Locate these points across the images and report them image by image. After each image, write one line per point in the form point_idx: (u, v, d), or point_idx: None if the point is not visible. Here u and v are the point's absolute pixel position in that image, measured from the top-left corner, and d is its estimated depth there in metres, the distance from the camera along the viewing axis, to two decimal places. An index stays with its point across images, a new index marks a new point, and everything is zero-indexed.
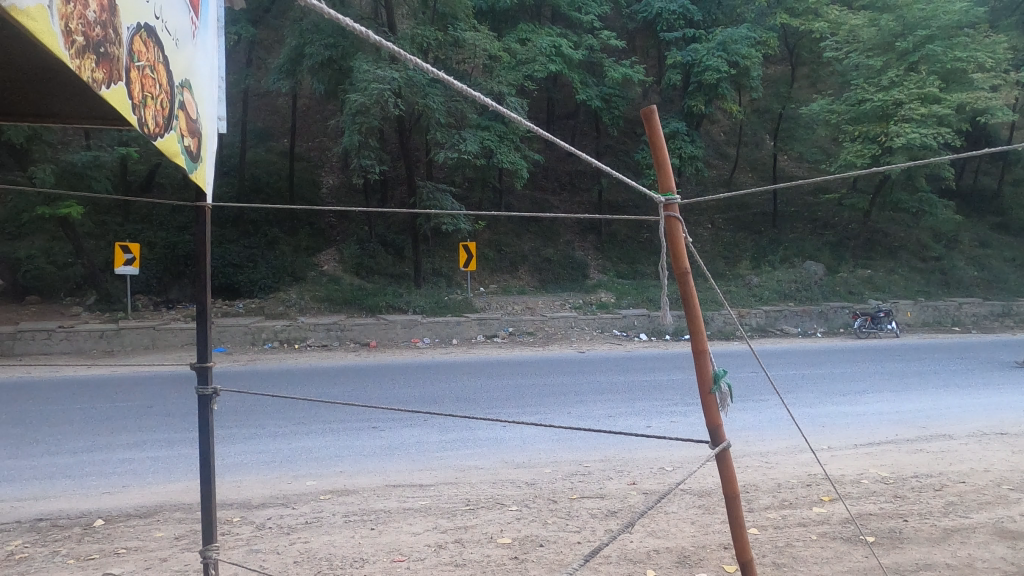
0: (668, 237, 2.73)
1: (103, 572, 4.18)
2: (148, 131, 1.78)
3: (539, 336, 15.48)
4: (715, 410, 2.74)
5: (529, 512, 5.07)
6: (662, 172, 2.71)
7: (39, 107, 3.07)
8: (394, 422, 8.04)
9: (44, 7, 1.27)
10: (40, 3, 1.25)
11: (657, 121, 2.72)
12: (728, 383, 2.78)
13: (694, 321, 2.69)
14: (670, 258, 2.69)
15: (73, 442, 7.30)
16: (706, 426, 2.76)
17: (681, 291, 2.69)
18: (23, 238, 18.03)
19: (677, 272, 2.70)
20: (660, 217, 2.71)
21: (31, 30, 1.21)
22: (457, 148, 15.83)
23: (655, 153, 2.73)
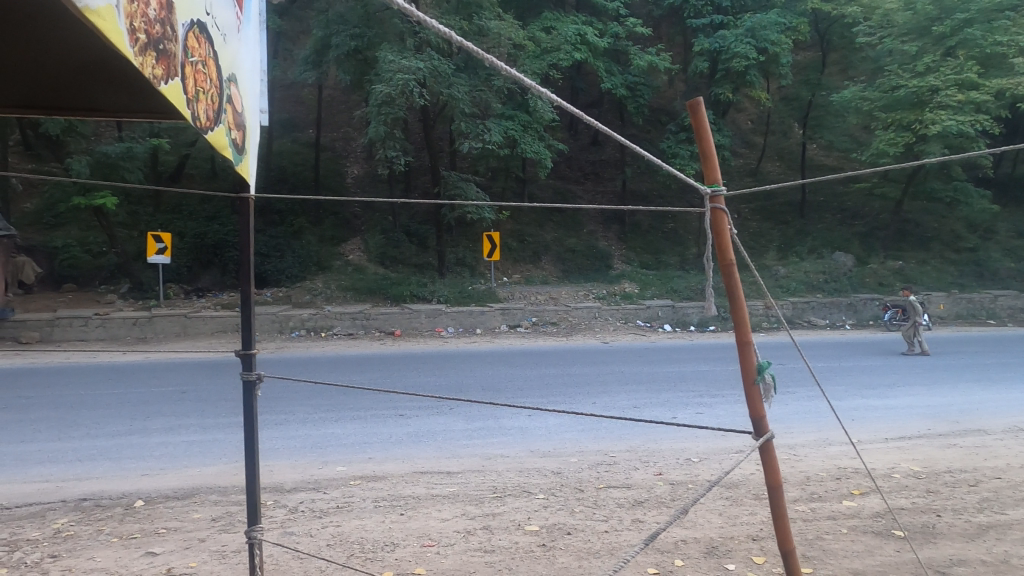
0: (713, 229, 2.72)
1: (146, 550, 4.33)
2: (200, 124, 1.83)
3: (562, 326, 15.47)
4: (759, 401, 2.73)
5: (556, 501, 5.11)
6: (708, 163, 2.70)
7: (89, 101, 3.17)
8: (420, 410, 8.15)
9: (112, 6, 1.31)
10: (108, 2, 1.30)
11: (703, 112, 2.71)
12: (772, 374, 2.76)
13: (738, 313, 2.68)
14: (715, 250, 2.68)
15: (110, 425, 7.52)
16: (750, 417, 2.76)
17: (725, 284, 2.69)
18: (59, 227, 18.55)
19: (722, 264, 2.69)
20: (706, 209, 2.70)
21: (102, 30, 1.26)
22: (481, 138, 15.82)
23: (700, 146, 2.72)
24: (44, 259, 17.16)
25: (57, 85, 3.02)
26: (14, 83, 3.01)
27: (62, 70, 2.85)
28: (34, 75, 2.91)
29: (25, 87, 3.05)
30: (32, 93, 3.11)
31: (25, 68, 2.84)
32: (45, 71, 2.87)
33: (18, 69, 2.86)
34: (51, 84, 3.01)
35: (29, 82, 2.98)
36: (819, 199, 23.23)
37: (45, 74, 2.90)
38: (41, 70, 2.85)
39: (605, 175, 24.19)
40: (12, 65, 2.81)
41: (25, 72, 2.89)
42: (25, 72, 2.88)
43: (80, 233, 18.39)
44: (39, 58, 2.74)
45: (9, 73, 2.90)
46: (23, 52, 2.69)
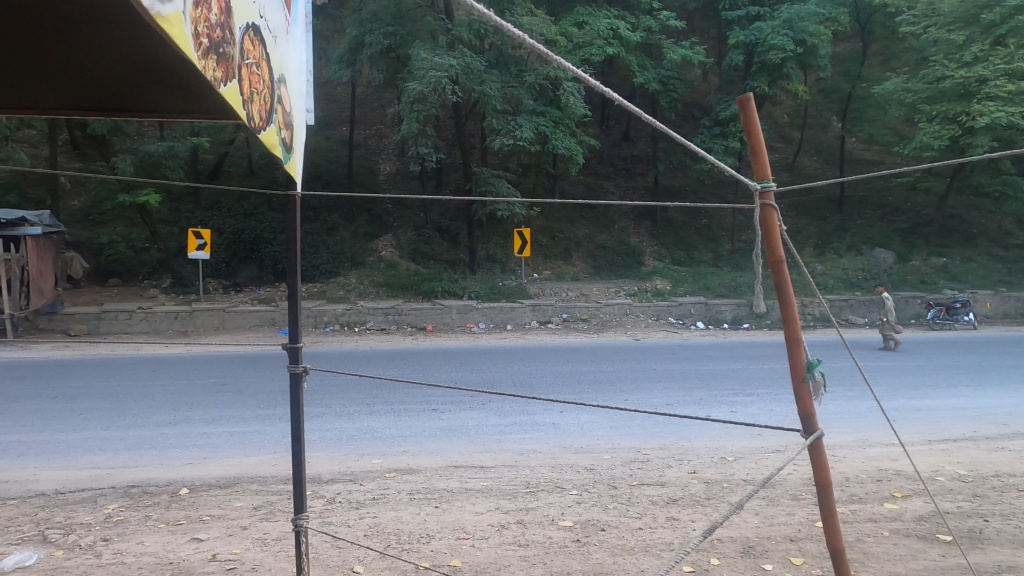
0: (762, 225, 2.68)
1: (192, 536, 4.49)
2: (254, 124, 1.89)
3: (593, 322, 15.42)
4: (808, 399, 2.69)
5: (589, 497, 5.12)
6: (757, 160, 2.66)
7: (146, 102, 3.23)
8: (453, 405, 8.22)
9: (179, 13, 1.37)
10: (176, 9, 1.35)
11: (753, 108, 2.66)
12: (821, 372, 2.72)
13: (787, 311, 2.64)
14: (764, 247, 2.65)
15: (155, 415, 7.80)
16: (798, 415, 2.72)
17: (774, 281, 2.66)
18: (105, 224, 19.22)
19: (770, 260, 2.65)
20: (754, 206, 2.65)
21: (171, 35, 1.31)
22: (513, 135, 15.83)
23: (749, 142, 2.69)
24: (91, 255, 17.81)
25: (117, 88, 3.09)
26: (76, 86, 3.08)
27: (121, 73, 2.90)
28: (94, 78, 2.98)
29: (87, 90, 3.12)
30: (94, 95, 3.19)
31: (86, 71, 2.90)
32: (104, 74, 2.93)
33: (80, 72, 2.92)
34: (110, 87, 3.08)
35: (89, 85, 3.05)
36: (858, 195, 22.64)
37: (105, 76, 2.96)
38: (102, 73, 2.91)
39: (637, 171, 23.99)
40: (76, 67, 2.87)
41: (86, 75, 2.95)
42: (86, 74, 2.94)
43: (124, 230, 19.02)
44: (100, 61, 2.80)
45: (71, 76, 2.97)
46: (86, 55, 2.75)
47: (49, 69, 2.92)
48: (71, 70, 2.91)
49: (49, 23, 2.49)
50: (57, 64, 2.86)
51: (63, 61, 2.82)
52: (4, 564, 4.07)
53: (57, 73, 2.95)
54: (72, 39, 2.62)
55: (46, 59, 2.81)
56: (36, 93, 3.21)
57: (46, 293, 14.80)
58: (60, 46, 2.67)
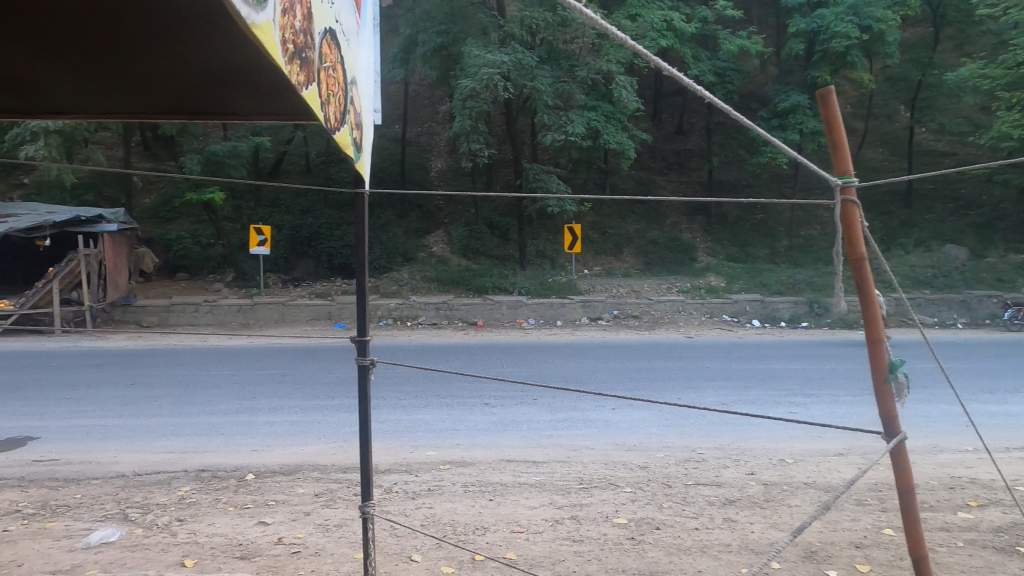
0: (842, 222, 2.60)
1: (258, 520, 4.69)
2: (330, 125, 1.98)
3: (644, 319, 15.23)
4: (890, 400, 2.60)
5: (643, 495, 5.08)
6: (838, 155, 2.59)
7: (227, 106, 3.38)
8: (505, 400, 8.26)
9: (269, 21, 1.46)
10: (267, 18, 1.44)
11: (834, 100, 2.57)
12: (904, 373, 2.63)
13: (869, 310, 2.57)
14: (845, 244, 2.57)
15: (222, 404, 8.17)
16: (880, 417, 2.63)
17: (855, 279, 2.58)
18: (173, 221, 20.21)
19: (851, 257, 2.58)
20: (835, 201, 2.57)
21: (264, 43, 1.40)
22: (564, 130, 15.72)
23: (829, 137, 2.61)
24: (161, 250, 18.77)
25: (202, 93, 3.25)
26: (163, 90, 3.24)
27: (207, 76, 3.04)
28: (182, 82, 3.12)
29: (173, 94, 3.28)
30: (178, 99, 3.35)
31: (174, 74, 3.04)
32: (192, 78, 3.07)
33: (167, 76, 3.07)
34: (196, 91, 3.23)
35: (176, 90, 3.21)
36: (927, 188, 21.54)
37: (193, 80, 3.11)
38: (189, 77, 3.06)
39: (690, 165, 23.53)
40: (164, 72, 3.02)
41: (175, 80, 3.11)
42: (175, 78, 3.09)
43: (191, 226, 19.95)
44: (189, 67, 2.94)
45: (161, 80, 3.12)
46: (177, 60, 2.89)
47: (142, 76, 3.08)
48: (163, 75, 3.07)
49: (148, 31, 2.64)
50: (150, 71, 3.02)
51: (155, 67, 2.97)
52: (91, 539, 4.35)
53: (149, 79, 3.11)
54: (165, 46, 2.76)
55: (139, 66, 2.97)
56: (125, 100, 3.39)
57: (121, 286, 15.68)
58: (154, 52, 2.81)
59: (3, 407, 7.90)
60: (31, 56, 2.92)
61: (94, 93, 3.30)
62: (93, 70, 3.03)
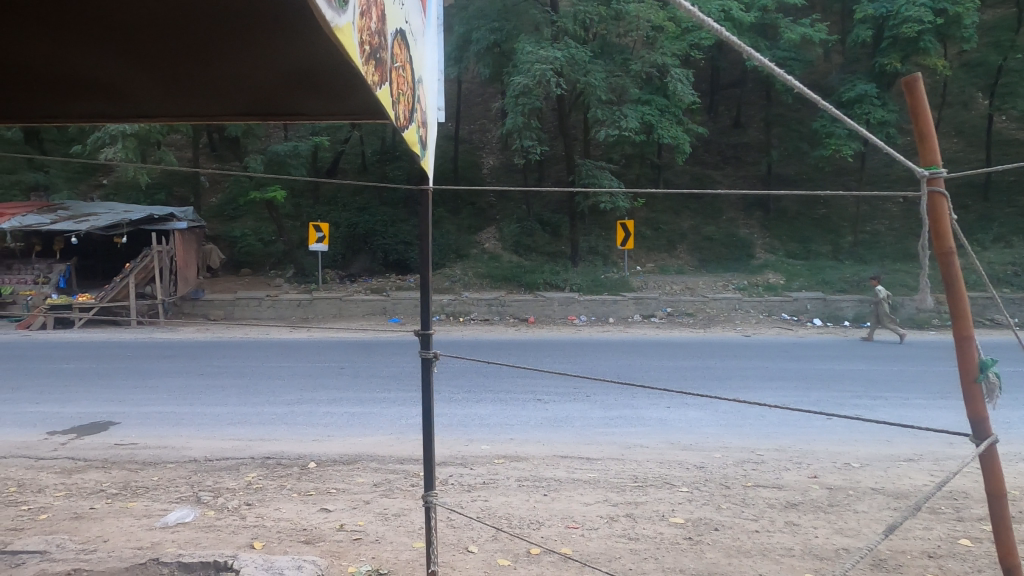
0: (929, 214, 2.48)
1: (321, 507, 4.86)
2: (399, 124, 2.05)
3: (699, 317, 14.91)
4: (980, 402, 2.46)
5: (701, 495, 5.00)
6: (925, 145, 2.47)
7: (297, 106, 3.50)
8: (557, 396, 8.26)
9: (349, 25, 1.53)
10: (348, 22, 1.52)
11: (922, 88, 2.44)
12: (995, 373, 2.49)
13: (958, 307, 2.45)
14: (931, 237, 2.45)
15: (284, 394, 8.49)
16: (968, 419, 2.50)
17: (942, 275, 2.46)
18: (238, 219, 21.10)
19: (939, 251, 2.45)
20: (922, 193, 2.44)
21: (345, 45, 1.48)
22: (618, 125, 15.53)
23: (916, 127, 2.49)
24: (227, 246, 19.62)
25: (275, 93, 3.38)
26: (237, 91, 3.38)
27: (277, 74, 3.15)
28: (258, 82, 3.27)
29: (247, 94, 3.42)
30: (252, 100, 3.49)
31: (252, 75, 3.19)
32: (264, 76, 3.19)
33: (244, 78, 3.22)
34: (269, 91, 3.36)
35: (252, 90, 3.36)
36: (1007, 180, 20.25)
37: (265, 80, 3.23)
38: (265, 77, 3.19)
39: (747, 159, 22.90)
40: (242, 73, 3.17)
41: (248, 80, 3.24)
42: (248, 78, 3.22)
43: (254, 224, 20.77)
44: (264, 65, 3.06)
45: (236, 81, 3.26)
46: (251, 59, 3.01)
47: (220, 78, 3.23)
48: (239, 77, 3.21)
49: (228, 30, 2.76)
50: (227, 73, 3.17)
51: (232, 68, 3.11)
52: (168, 519, 4.60)
53: (228, 82, 3.27)
54: (241, 45, 2.88)
55: (216, 68, 3.12)
56: (202, 102, 3.56)
57: (190, 281, 16.49)
58: (230, 52, 2.95)
59: (87, 393, 8.45)
60: (119, 63, 3.11)
61: (174, 96, 3.48)
62: (175, 73, 3.20)
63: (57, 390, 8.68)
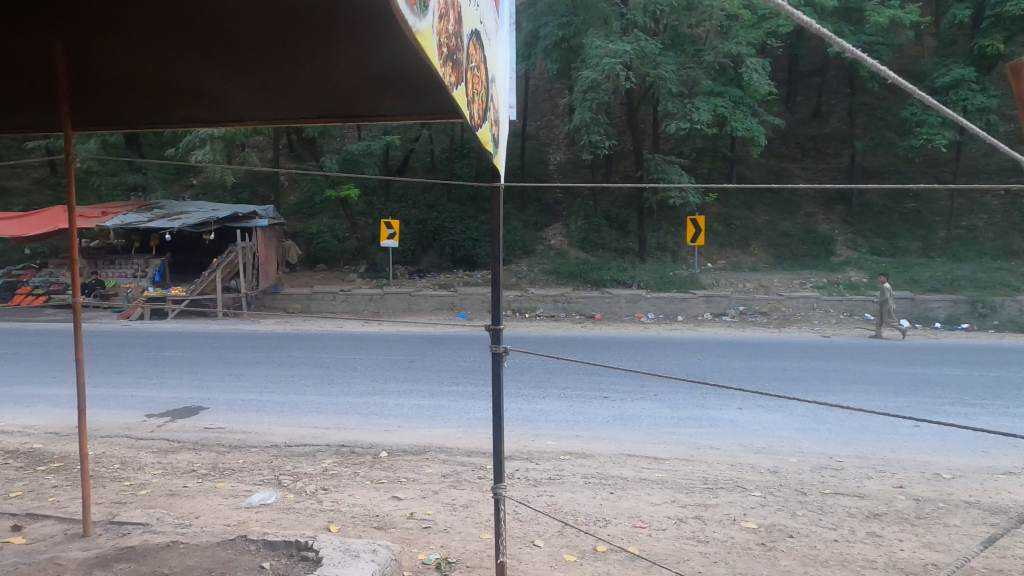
0: None
1: (392, 495, 5.03)
2: (474, 123, 2.10)
3: (774, 316, 14.34)
4: None
5: (775, 500, 4.83)
6: None
7: (374, 107, 3.64)
8: (624, 394, 8.18)
9: (429, 28, 1.59)
10: (427, 26, 1.57)
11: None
12: None
13: None
14: None
15: (357, 385, 8.84)
16: None
17: None
18: (314, 216, 22.03)
19: None
20: None
21: (424, 49, 1.53)
22: (689, 118, 15.12)
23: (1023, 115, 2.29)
24: (304, 242, 20.50)
25: (358, 95, 3.51)
26: (321, 93, 3.53)
27: (360, 77, 3.26)
28: (338, 86, 3.41)
29: (330, 97, 3.57)
30: (332, 103, 3.64)
31: (333, 80, 3.34)
32: (346, 80, 3.32)
33: (327, 82, 3.37)
34: (351, 93, 3.49)
35: (332, 94, 3.51)
36: None
37: (349, 83, 3.37)
38: (345, 81, 3.33)
39: (828, 151, 21.82)
40: (324, 77, 3.32)
41: (332, 83, 3.38)
42: (331, 82, 3.37)
43: (330, 221, 21.62)
44: (345, 69, 3.19)
45: (321, 85, 3.41)
46: (336, 64, 3.13)
47: (307, 82, 3.39)
48: (321, 81, 3.36)
49: (313, 37, 2.90)
50: (313, 76, 3.31)
51: (318, 72, 3.26)
52: (252, 500, 4.89)
53: (311, 85, 3.43)
54: (328, 49, 3.01)
55: (304, 72, 3.27)
56: (289, 105, 3.74)
57: (270, 275, 17.42)
58: (317, 57, 3.08)
59: (180, 380, 9.08)
60: (218, 70, 3.32)
61: (265, 100, 3.68)
62: (266, 78, 3.37)
63: (156, 375, 9.41)
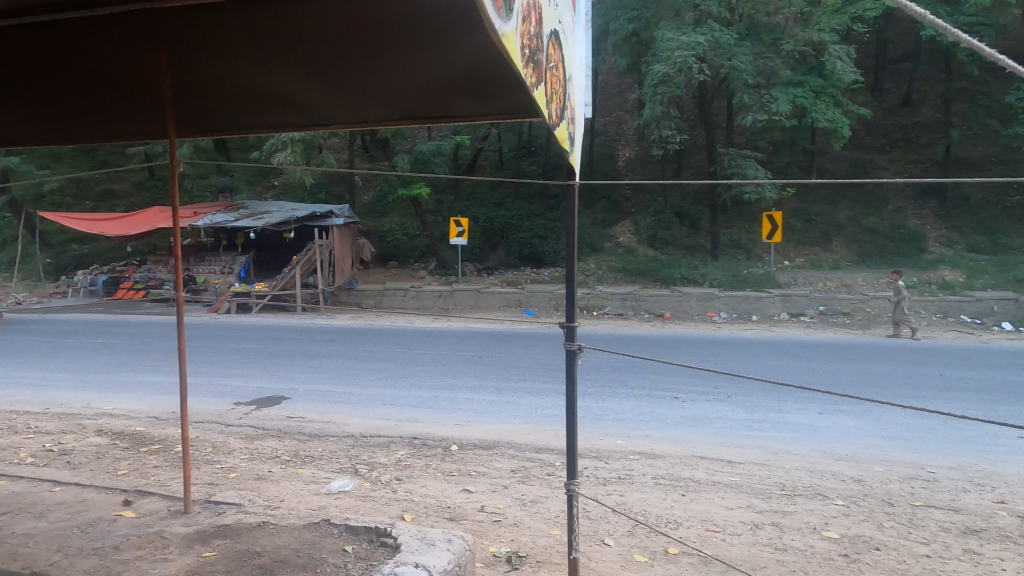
0: None
1: (463, 487, 5.14)
2: (552, 121, 2.12)
3: (856, 317, 13.64)
4: None
5: (858, 510, 4.60)
6: None
7: (451, 107, 3.71)
8: (696, 395, 7.98)
9: (512, 30, 1.62)
10: (511, 28, 1.60)
11: None
12: None
13: None
14: None
15: (428, 379, 9.09)
16: None
17: None
18: (387, 214, 22.74)
19: None
20: None
21: (507, 50, 1.56)
22: (766, 110, 14.56)
23: None
24: (377, 240, 21.17)
25: (436, 96, 3.61)
26: (400, 96, 3.64)
27: (437, 79, 3.35)
28: (416, 89, 3.51)
29: (408, 100, 3.69)
30: (410, 104, 3.76)
31: (411, 83, 3.44)
32: (424, 82, 3.41)
33: (404, 85, 3.48)
34: (429, 94, 3.58)
35: (410, 96, 3.62)
36: None
37: (427, 86, 3.46)
38: (422, 83, 3.42)
39: (920, 141, 20.48)
40: (402, 81, 3.43)
41: (410, 86, 3.49)
42: (410, 85, 3.47)
43: (401, 219, 22.24)
44: (422, 72, 3.28)
45: (401, 88, 3.52)
46: (415, 67, 3.23)
47: (387, 85, 3.51)
48: (400, 84, 3.47)
49: (394, 42, 3.00)
50: (392, 80, 3.43)
51: (396, 76, 3.38)
52: (331, 487, 5.11)
53: (390, 89, 3.55)
54: (409, 54, 3.10)
55: (383, 77, 3.40)
56: (368, 108, 3.88)
57: (345, 272, 18.12)
58: (398, 63, 3.20)
59: (265, 370, 9.61)
60: (304, 76, 3.49)
61: (346, 104, 3.83)
62: (348, 82, 3.51)
63: (244, 365, 10.00)
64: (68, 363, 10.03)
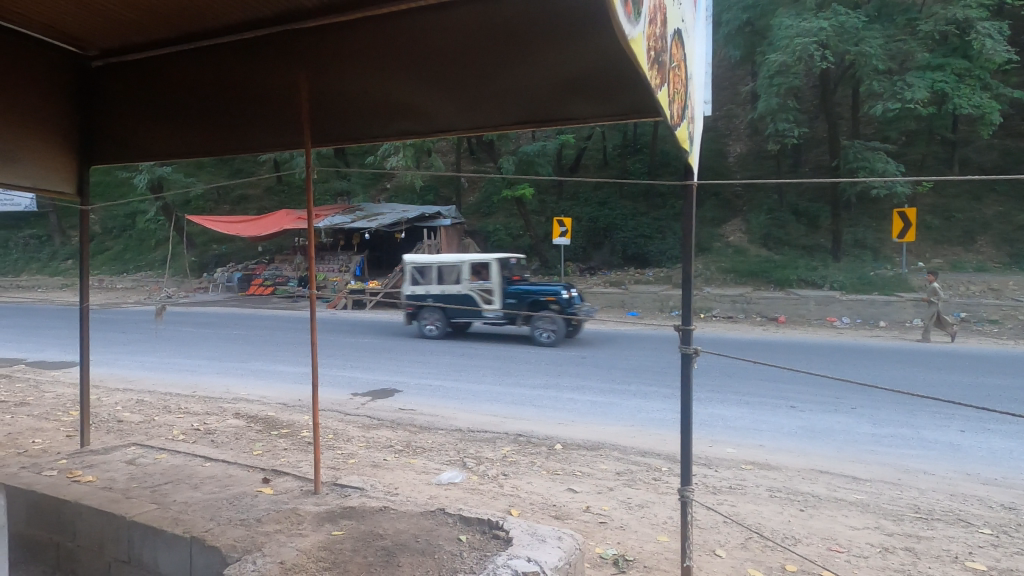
0: None
1: (567, 486, 5.17)
2: (674, 122, 2.09)
3: (1008, 325, 12.17)
4: None
5: (1011, 541, 4.12)
6: None
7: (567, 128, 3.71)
8: (813, 405, 7.49)
9: (641, 36, 1.62)
10: (639, 33, 1.60)
11: None
12: None
13: None
14: None
15: (533, 377, 9.21)
16: None
17: None
18: (493, 214, 23.23)
19: None
20: None
21: (637, 56, 1.57)
22: (899, 98, 13.36)
23: None
24: (482, 240, 21.69)
25: (552, 88, 3.49)
26: (515, 110, 3.72)
27: (552, 80, 3.44)
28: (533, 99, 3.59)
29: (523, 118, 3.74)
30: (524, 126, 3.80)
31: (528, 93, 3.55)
32: (542, 91, 3.52)
33: (521, 95, 3.58)
34: (542, 92, 3.53)
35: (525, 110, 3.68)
36: None
37: (542, 74, 3.41)
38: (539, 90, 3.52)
39: None
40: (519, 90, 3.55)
41: (529, 96, 3.58)
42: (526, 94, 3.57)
43: (506, 219, 22.64)
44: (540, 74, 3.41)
45: (515, 97, 3.61)
46: (530, 64, 3.37)
47: (500, 78, 3.50)
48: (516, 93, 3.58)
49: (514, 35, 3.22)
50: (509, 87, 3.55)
51: (513, 82, 3.51)
52: (441, 478, 5.33)
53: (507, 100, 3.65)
54: (529, 49, 3.30)
55: (501, 82, 3.54)
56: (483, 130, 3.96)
57: None
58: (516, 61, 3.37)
59: (380, 364, 10.19)
60: (425, 83, 3.70)
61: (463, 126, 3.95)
62: (464, 85, 3.64)
63: (358, 359, 10.59)
64: (210, 352, 11.10)
